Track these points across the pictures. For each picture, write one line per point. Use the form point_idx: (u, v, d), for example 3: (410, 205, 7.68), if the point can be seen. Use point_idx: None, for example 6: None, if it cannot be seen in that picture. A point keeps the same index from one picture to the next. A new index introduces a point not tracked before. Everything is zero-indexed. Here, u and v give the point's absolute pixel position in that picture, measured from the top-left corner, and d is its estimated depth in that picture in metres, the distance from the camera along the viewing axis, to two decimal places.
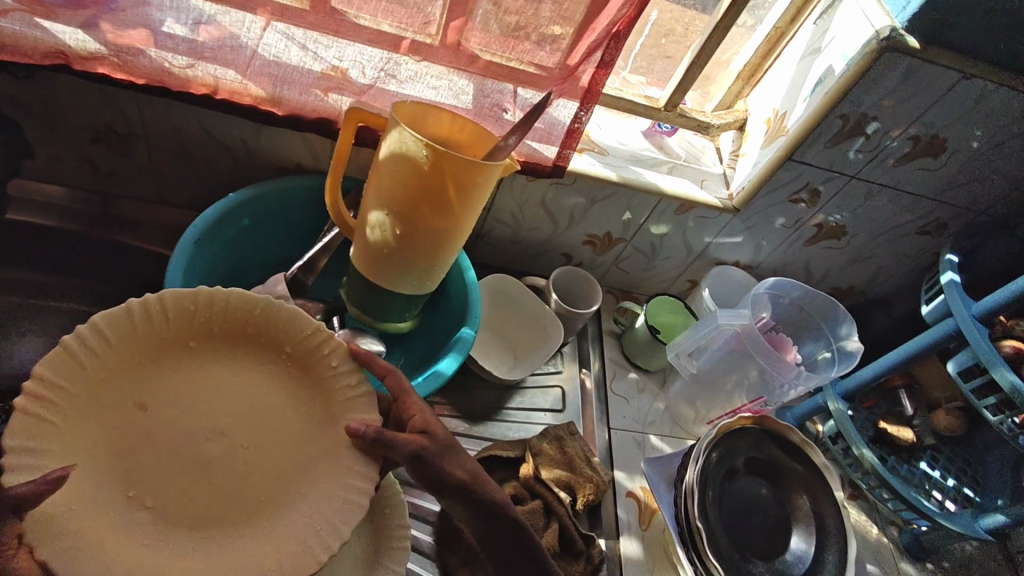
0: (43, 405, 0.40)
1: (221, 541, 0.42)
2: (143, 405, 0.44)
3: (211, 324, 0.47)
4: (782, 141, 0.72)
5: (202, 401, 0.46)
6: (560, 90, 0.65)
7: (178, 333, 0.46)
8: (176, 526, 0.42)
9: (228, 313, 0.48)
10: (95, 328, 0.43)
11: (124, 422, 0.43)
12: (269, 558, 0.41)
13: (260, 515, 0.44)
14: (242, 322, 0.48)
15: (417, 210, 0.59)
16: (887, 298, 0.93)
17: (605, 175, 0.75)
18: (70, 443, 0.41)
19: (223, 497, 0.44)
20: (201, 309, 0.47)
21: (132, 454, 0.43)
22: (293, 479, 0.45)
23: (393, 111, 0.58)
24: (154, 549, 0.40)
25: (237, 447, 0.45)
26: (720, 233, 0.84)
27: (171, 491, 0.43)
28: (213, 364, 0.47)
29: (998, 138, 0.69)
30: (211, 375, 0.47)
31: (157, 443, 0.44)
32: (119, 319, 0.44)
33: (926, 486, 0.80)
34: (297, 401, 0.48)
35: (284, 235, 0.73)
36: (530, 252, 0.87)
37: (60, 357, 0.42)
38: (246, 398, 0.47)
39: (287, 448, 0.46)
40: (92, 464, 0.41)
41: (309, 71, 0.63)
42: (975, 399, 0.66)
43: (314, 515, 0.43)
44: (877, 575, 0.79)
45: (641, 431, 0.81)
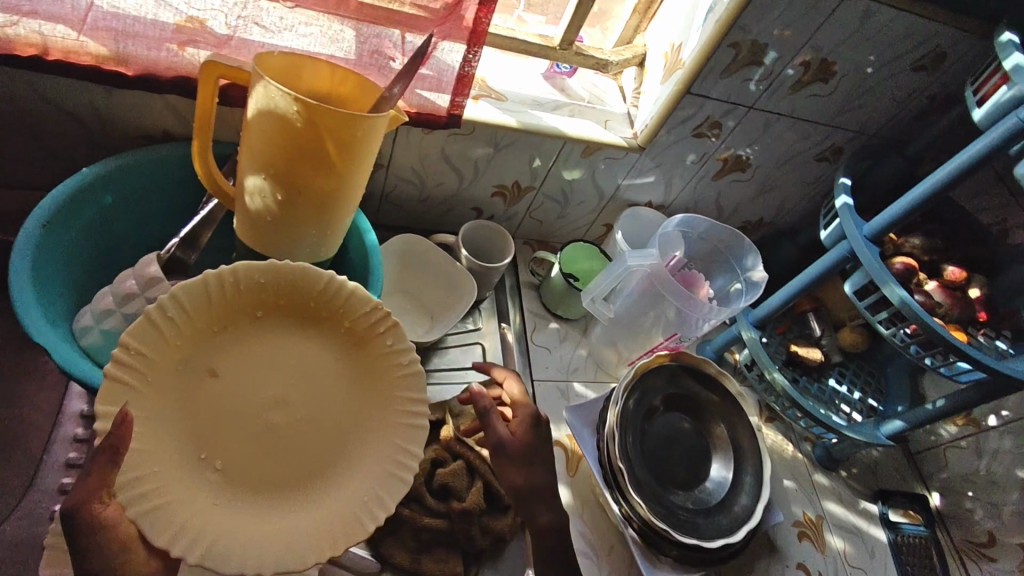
0: (130, 372, 0.44)
1: (282, 501, 0.47)
2: (212, 372, 0.48)
3: (277, 297, 0.50)
4: (680, 74, 0.71)
5: (262, 372, 0.50)
6: (443, 33, 0.61)
7: (246, 304, 0.49)
8: (242, 485, 0.46)
9: (293, 287, 0.50)
10: (176, 300, 0.46)
11: (199, 387, 0.47)
12: (328, 516, 0.47)
13: (316, 476, 0.49)
14: (305, 299, 0.51)
15: (297, 172, 0.54)
16: (794, 226, 0.96)
17: (503, 122, 0.72)
18: (156, 402, 0.45)
19: (285, 459, 0.48)
20: (270, 283, 0.50)
21: (206, 418, 0.47)
22: (342, 445, 0.50)
23: (255, 64, 0.52)
24: (225, 507, 0.45)
25: (298, 415, 0.49)
26: (630, 175, 0.83)
27: (239, 451, 0.47)
28: (275, 336, 0.51)
29: (890, 58, 0.70)
30: (276, 346, 0.50)
31: (227, 409, 0.48)
32: (194, 291, 0.47)
33: (834, 402, 0.86)
34: (347, 376, 0.52)
35: (164, 207, 0.67)
36: (438, 208, 0.84)
37: (141, 326, 0.45)
38: (301, 370, 0.51)
39: (339, 416, 0.51)
40: (172, 423, 0.46)
41: (162, 23, 0.56)
42: (868, 315, 0.69)
43: (365, 481, 0.49)
44: (794, 488, 0.83)
45: (564, 380, 0.81)
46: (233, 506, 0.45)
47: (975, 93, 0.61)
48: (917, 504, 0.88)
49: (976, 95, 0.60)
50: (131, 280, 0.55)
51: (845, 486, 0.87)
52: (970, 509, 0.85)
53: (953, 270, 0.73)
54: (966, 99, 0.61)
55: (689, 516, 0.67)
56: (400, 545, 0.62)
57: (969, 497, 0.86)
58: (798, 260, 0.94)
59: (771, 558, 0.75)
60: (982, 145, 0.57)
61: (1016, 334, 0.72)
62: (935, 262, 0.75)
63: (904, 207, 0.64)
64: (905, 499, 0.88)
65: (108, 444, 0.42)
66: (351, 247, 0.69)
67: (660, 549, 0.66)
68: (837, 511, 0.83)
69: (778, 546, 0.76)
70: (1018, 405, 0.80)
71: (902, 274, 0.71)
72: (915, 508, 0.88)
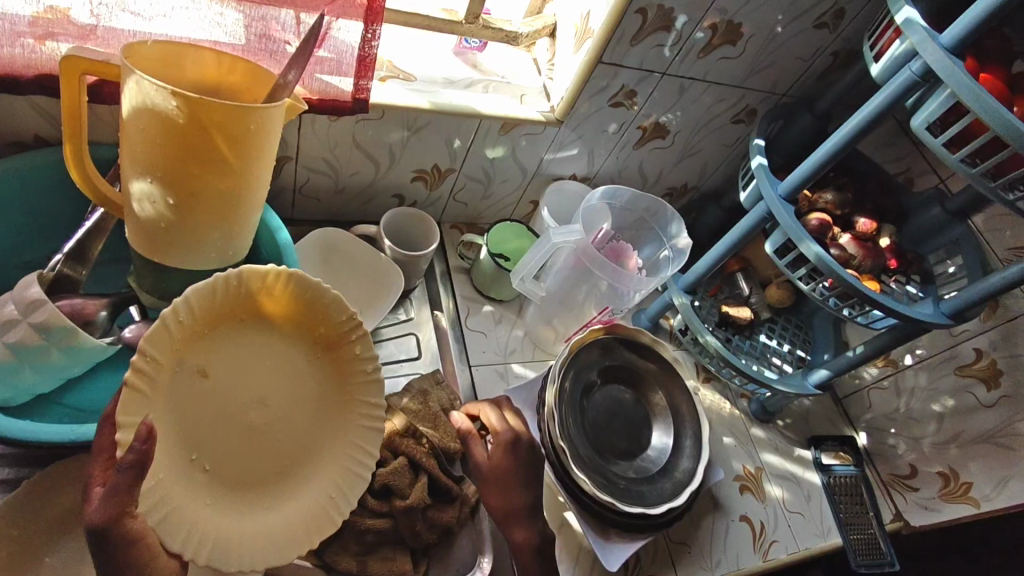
0: (143, 380, 0.41)
1: (258, 502, 0.46)
2: (204, 372, 0.45)
3: (267, 298, 0.47)
4: (590, 44, 0.69)
5: (252, 371, 0.47)
6: (336, 10, 0.57)
7: (234, 305, 0.46)
8: (229, 485, 0.45)
9: (285, 291, 0.46)
10: (179, 305, 0.42)
11: (187, 387, 0.44)
12: (301, 516, 0.47)
13: (291, 476, 0.48)
14: (302, 302, 0.47)
15: (186, 174, 0.49)
16: (718, 188, 0.97)
17: (414, 104, 0.68)
18: (151, 408, 0.42)
19: (263, 459, 0.47)
20: (265, 285, 0.46)
21: (196, 420, 0.45)
22: (315, 445, 0.49)
23: (123, 55, 0.47)
24: (211, 510, 0.44)
25: (276, 414, 0.48)
26: (552, 149, 0.81)
27: (226, 452, 0.46)
28: (264, 334, 0.48)
29: (794, 16, 0.71)
30: (258, 344, 0.47)
31: (218, 410, 0.46)
32: (204, 292, 0.43)
33: (765, 356, 0.89)
34: (332, 379, 0.50)
35: (46, 219, 0.61)
36: (358, 198, 0.80)
37: (158, 330, 0.41)
38: (288, 370, 0.49)
39: (312, 415, 0.49)
40: (162, 429, 0.43)
41: (16, 15, 0.51)
42: (789, 272, 0.71)
43: (337, 482, 0.48)
44: (733, 445, 0.86)
45: (503, 362, 0.81)
46: (225, 510, 0.44)
47: (872, 47, 0.62)
48: (846, 445, 0.93)
49: (872, 50, 0.62)
50: (11, 305, 0.49)
51: (780, 437, 0.90)
52: (893, 445, 0.91)
53: (864, 222, 0.76)
54: (864, 55, 0.63)
55: (632, 486, 0.69)
56: (344, 552, 0.60)
57: (892, 434, 0.91)
58: (723, 221, 0.96)
59: (716, 515, 0.78)
60: (882, 99, 0.58)
61: (924, 278, 0.76)
62: (848, 215, 0.78)
63: (814, 163, 0.66)
64: (835, 442, 0.92)
65: (136, 463, 0.38)
66: (264, 246, 0.65)
67: (608, 521, 0.66)
68: (774, 461, 0.87)
69: (722, 502, 0.79)
70: (929, 344, 0.85)
71: (818, 230, 0.72)
72: (845, 449, 0.92)
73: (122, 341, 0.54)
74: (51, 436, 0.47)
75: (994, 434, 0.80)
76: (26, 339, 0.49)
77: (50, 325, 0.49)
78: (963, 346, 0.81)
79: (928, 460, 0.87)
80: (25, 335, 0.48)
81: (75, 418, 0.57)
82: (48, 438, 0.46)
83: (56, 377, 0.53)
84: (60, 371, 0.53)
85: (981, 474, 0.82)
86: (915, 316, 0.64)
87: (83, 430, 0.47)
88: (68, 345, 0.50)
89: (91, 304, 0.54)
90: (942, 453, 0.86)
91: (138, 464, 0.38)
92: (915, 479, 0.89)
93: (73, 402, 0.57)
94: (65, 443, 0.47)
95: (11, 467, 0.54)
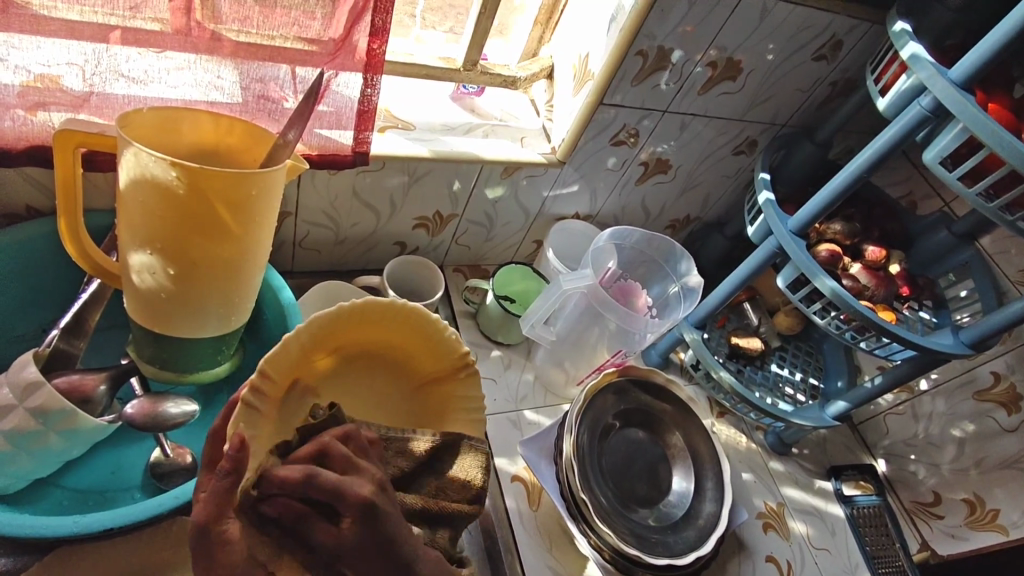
0: (259, 395, 0.39)
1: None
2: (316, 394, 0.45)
3: (366, 332, 0.46)
4: (590, 86, 0.69)
5: (348, 397, 0.48)
6: (336, 65, 0.56)
7: (352, 332, 0.45)
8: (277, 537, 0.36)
9: (385, 324, 0.46)
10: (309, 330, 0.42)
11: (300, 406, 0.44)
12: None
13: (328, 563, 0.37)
14: (414, 343, 0.47)
15: (187, 244, 0.47)
16: (721, 218, 0.97)
17: (415, 153, 0.67)
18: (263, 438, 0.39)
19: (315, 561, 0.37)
20: (378, 319, 0.45)
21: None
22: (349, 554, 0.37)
23: (119, 126, 0.45)
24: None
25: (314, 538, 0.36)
26: (555, 187, 0.80)
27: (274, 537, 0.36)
28: (344, 372, 0.47)
29: (792, 49, 0.71)
30: (349, 379, 0.48)
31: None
32: (325, 321, 0.43)
33: (779, 386, 0.87)
34: (416, 415, 0.49)
35: (39, 290, 0.59)
36: (359, 247, 0.79)
37: (281, 353, 0.41)
38: (374, 399, 0.49)
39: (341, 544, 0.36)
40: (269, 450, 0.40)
41: (4, 86, 0.49)
42: (803, 306, 0.69)
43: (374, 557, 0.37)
44: (753, 481, 0.84)
45: (515, 409, 0.78)
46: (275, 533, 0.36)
47: (875, 82, 0.62)
48: (866, 473, 0.91)
49: (877, 84, 0.62)
50: (5, 391, 0.47)
51: (798, 468, 0.88)
52: (914, 471, 0.89)
53: (874, 250, 0.75)
54: (868, 89, 0.62)
55: (657, 535, 0.67)
56: None
57: (912, 460, 0.90)
58: (727, 251, 0.95)
59: (742, 557, 0.75)
60: (893, 131, 0.57)
61: (937, 304, 0.74)
62: (857, 244, 0.77)
63: (823, 199, 0.65)
64: (855, 471, 0.91)
65: (234, 466, 0.35)
66: (266, 308, 0.63)
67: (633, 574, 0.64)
68: (796, 495, 0.85)
69: (747, 543, 0.76)
70: (944, 368, 0.84)
71: (828, 261, 0.72)
72: (865, 477, 0.91)
73: (122, 419, 0.52)
74: (51, 530, 0.44)
75: (1016, 460, 0.79)
76: (22, 425, 0.46)
77: (48, 408, 0.46)
78: (981, 370, 0.80)
79: (951, 486, 0.86)
80: (20, 422, 0.46)
81: (74, 501, 0.54)
82: (49, 533, 0.44)
83: (54, 461, 0.50)
84: (58, 455, 0.50)
85: (1009, 500, 0.80)
86: (934, 347, 0.62)
87: (86, 521, 0.45)
88: (65, 429, 0.47)
89: (89, 379, 0.51)
90: (964, 478, 0.84)
91: (234, 470, 0.35)
92: (939, 506, 0.87)
93: (74, 483, 0.55)
94: (66, 537, 0.44)
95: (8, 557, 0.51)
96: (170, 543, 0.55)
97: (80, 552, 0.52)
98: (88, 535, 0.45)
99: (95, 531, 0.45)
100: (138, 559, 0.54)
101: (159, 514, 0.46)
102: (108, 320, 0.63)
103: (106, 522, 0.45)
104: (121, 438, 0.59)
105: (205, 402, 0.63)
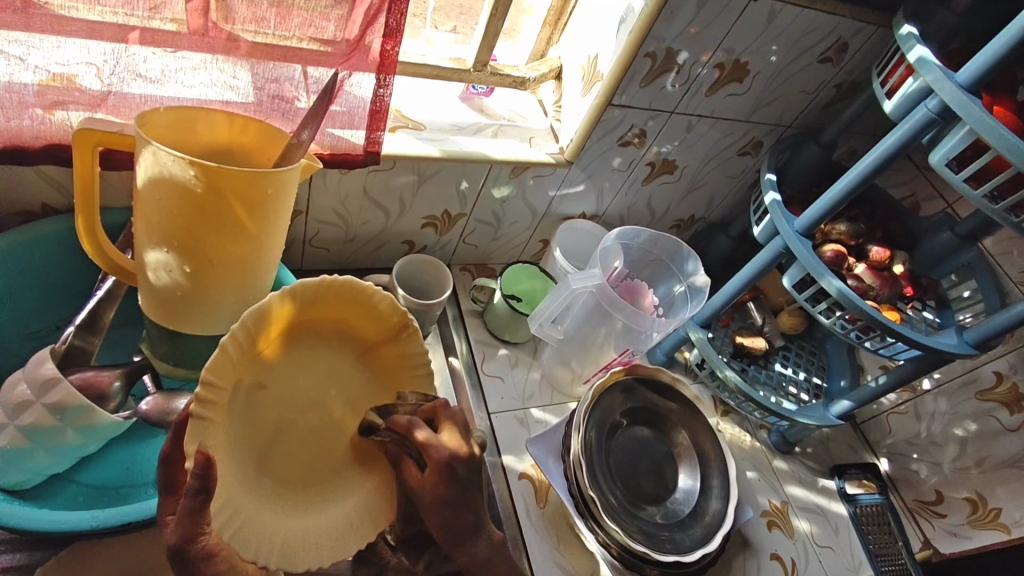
0: (205, 408, 0.37)
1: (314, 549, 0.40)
2: (262, 385, 0.42)
3: (300, 311, 0.43)
4: (599, 87, 0.69)
5: (302, 378, 0.45)
6: (350, 66, 0.56)
7: (291, 313, 0.42)
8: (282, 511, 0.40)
9: (318, 298, 0.43)
10: (244, 328, 0.39)
11: (248, 402, 0.42)
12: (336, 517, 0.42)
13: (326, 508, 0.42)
14: (347, 309, 0.45)
15: (202, 242, 0.47)
16: (725, 217, 0.97)
17: (425, 153, 0.68)
18: (221, 450, 0.38)
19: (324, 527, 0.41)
20: (312, 296, 0.43)
21: (250, 436, 0.41)
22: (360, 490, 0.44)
23: (137, 125, 0.46)
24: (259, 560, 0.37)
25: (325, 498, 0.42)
26: (561, 187, 0.81)
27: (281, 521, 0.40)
28: (292, 354, 0.44)
29: (799, 51, 0.71)
30: (298, 363, 0.45)
31: (273, 420, 0.43)
32: (259, 313, 0.40)
33: (782, 386, 0.88)
34: (373, 383, 0.48)
35: (54, 287, 0.59)
36: (367, 246, 0.79)
37: (220, 357, 0.38)
38: (328, 377, 0.46)
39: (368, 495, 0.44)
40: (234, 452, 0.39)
41: (23, 85, 0.49)
42: (808, 306, 0.70)
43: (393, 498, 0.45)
44: (757, 479, 0.84)
45: (522, 407, 0.79)
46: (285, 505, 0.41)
47: (882, 84, 0.63)
48: (868, 472, 0.92)
49: (883, 87, 0.62)
50: (23, 387, 0.47)
51: (802, 467, 0.89)
52: (916, 470, 0.90)
53: (877, 250, 0.76)
54: (874, 91, 0.63)
55: (663, 533, 0.67)
56: None
57: (914, 459, 0.90)
58: (731, 250, 0.96)
59: (747, 554, 0.76)
60: (900, 133, 0.58)
61: (940, 304, 0.75)
62: (861, 244, 0.77)
63: (829, 200, 0.66)
64: (858, 470, 0.91)
65: (204, 484, 0.35)
66: None
67: (640, 571, 0.65)
68: (800, 493, 0.85)
69: (752, 541, 0.77)
70: (947, 368, 0.85)
71: (833, 261, 0.72)
72: (868, 476, 0.91)
73: (136, 415, 0.52)
74: (69, 523, 0.44)
75: (1017, 459, 0.80)
76: (40, 421, 0.47)
77: (66, 405, 0.47)
78: (983, 369, 0.81)
79: (953, 485, 0.87)
80: (38, 418, 0.46)
81: (89, 496, 0.55)
82: (66, 527, 0.44)
83: (72, 456, 0.51)
84: (74, 451, 0.50)
85: (1011, 499, 0.81)
86: (939, 347, 0.63)
87: (104, 516, 0.45)
88: (82, 425, 0.48)
89: (104, 375, 0.52)
90: (966, 477, 0.85)
91: (205, 488, 0.35)
92: (941, 505, 0.88)
93: (89, 479, 0.56)
94: (84, 531, 0.44)
95: (22, 552, 0.51)
96: None
97: (95, 546, 0.53)
98: (105, 530, 0.45)
99: (112, 526, 0.45)
100: (152, 553, 0.55)
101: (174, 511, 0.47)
102: (121, 318, 0.64)
103: (122, 518, 0.45)
104: (134, 435, 0.59)
105: None
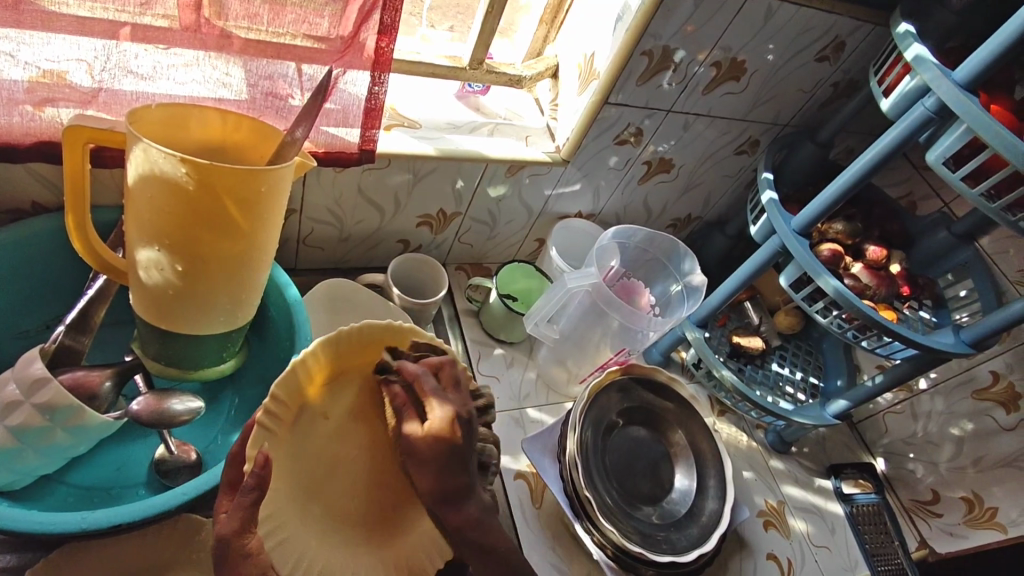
0: (268, 419, 0.43)
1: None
2: (325, 413, 0.48)
3: (363, 352, 0.49)
4: (595, 85, 0.69)
5: (362, 416, 0.50)
6: (343, 63, 0.56)
7: (356, 352, 0.48)
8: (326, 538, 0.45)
9: (379, 339, 0.49)
10: (312, 358, 0.45)
11: (313, 432, 0.47)
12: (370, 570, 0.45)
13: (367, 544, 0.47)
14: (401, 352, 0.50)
15: (194, 240, 0.47)
16: (722, 217, 0.97)
17: (420, 151, 0.67)
18: (280, 467, 0.45)
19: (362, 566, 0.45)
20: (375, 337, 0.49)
21: (305, 465, 0.47)
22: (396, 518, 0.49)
23: (128, 121, 0.45)
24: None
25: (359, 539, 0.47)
26: (558, 186, 0.80)
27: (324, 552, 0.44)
28: (353, 392, 0.49)
29: (795, 50, 0.71)
30: (360, 403, 0.50)
31: (333, 456, 0.48)
32: (327, 347, 0.46)
33: (779, 385, 0.88)
34: None
35: (44, 285, 0.58)
36: (363, 245, 0.79)
37: (286, 378, 0.44)
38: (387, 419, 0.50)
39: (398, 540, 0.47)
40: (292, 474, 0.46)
41: (12, 81, 0.49)
42: (805, 305, 0.70)
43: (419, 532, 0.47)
44: (754, 479, 0.84)
45: (518, 407, 0.78)
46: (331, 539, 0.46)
47: (879, 83, 0.63)
48: (865, 472, 0.92)
49: (880, 85, 0.62)
50: (13, 386, 0.47)
51: (799, 467, 0.89)
52: (912, 469, 0.90)
53: (875, 249, 0.76)
54: (872, 90, 0.63)
55: (660, 533, 0.67)
56: None
57: (910, 459, 0.90)
58: (728, 250, 0.96)
59: (743, 554, 0.76)
60: (898, 131, 0.58)
61: (936, 304, 0.75)
62: (858, 244, 0.77)
63: (826, 199, 0.65)
64: (855, 469, 0.91)
65: (259, 482, 0.40)
66: (272, 306, 0.63)
67: (636, 571, 0.65)
68: (797, 493, 0.85)
69: (749, 541, 0.77)
70: (943, 367, 0.85)
71: (830, 260, 0.73)
72: (865, 476, 0.91)
73: (127, 415, 0.52)
74: (58, 525, 0.44)
75: (1014, 458, 0.80)
76: (29, 421, 0.46)
77: (56, 404, 0.46)
78: (979, 369, 0.81)
79: (949, 485, 0.86)
80: (28, 418, 0.46)
81: (79, 497, 0.54)
82: (55, 528, 0.44)
83: (62, 457, 0.50)
84: (64, 452, 0.50)
85: (1007, 499, 0.81)
86: (935, 346, 0.63)
87: (94, 517, 0.44)
88: (72, 425, 0.47)
89: (95, 375, 0.51)
90: (962, 476, 0.85)
91: (259, 487, 0.40)
92: (937, 504, 0.88)
93: (80, 480, 0.55)
94: (73, 533, 0.44)
95: (14, 553, 0.51)
96: (175, 539, 0.55)
97: (85, 548, 0.52)
98: (95, 532, 0.45)
99: (102, 527, 0.45)
100: (142, 555, 0.54)
101: (164, 512, 0.46)
102: (112, 317, 0.64)
103: (113, 519, 0.45)
104: (126, 435, 0.59)
105: (209, 398, 0.64)
